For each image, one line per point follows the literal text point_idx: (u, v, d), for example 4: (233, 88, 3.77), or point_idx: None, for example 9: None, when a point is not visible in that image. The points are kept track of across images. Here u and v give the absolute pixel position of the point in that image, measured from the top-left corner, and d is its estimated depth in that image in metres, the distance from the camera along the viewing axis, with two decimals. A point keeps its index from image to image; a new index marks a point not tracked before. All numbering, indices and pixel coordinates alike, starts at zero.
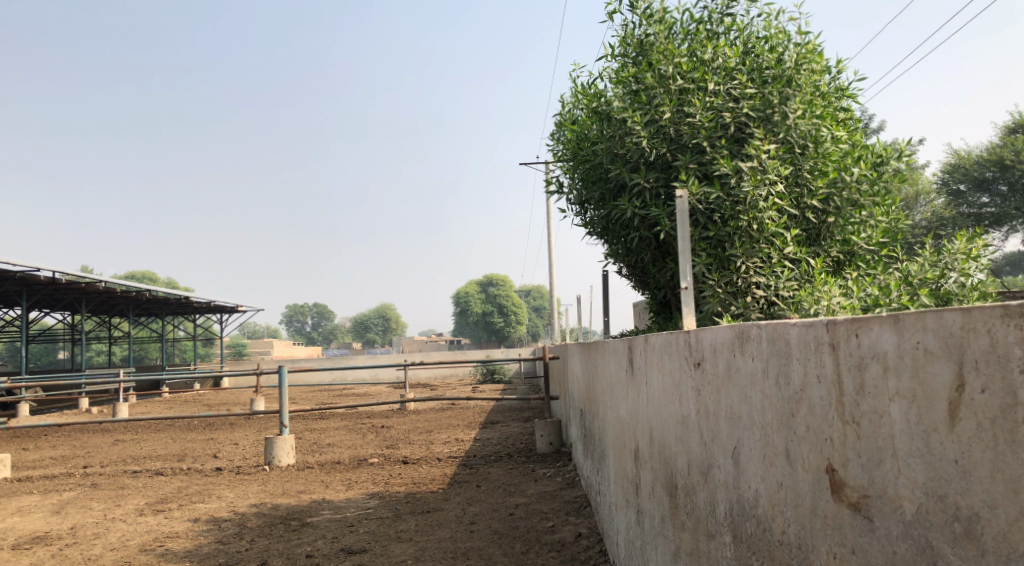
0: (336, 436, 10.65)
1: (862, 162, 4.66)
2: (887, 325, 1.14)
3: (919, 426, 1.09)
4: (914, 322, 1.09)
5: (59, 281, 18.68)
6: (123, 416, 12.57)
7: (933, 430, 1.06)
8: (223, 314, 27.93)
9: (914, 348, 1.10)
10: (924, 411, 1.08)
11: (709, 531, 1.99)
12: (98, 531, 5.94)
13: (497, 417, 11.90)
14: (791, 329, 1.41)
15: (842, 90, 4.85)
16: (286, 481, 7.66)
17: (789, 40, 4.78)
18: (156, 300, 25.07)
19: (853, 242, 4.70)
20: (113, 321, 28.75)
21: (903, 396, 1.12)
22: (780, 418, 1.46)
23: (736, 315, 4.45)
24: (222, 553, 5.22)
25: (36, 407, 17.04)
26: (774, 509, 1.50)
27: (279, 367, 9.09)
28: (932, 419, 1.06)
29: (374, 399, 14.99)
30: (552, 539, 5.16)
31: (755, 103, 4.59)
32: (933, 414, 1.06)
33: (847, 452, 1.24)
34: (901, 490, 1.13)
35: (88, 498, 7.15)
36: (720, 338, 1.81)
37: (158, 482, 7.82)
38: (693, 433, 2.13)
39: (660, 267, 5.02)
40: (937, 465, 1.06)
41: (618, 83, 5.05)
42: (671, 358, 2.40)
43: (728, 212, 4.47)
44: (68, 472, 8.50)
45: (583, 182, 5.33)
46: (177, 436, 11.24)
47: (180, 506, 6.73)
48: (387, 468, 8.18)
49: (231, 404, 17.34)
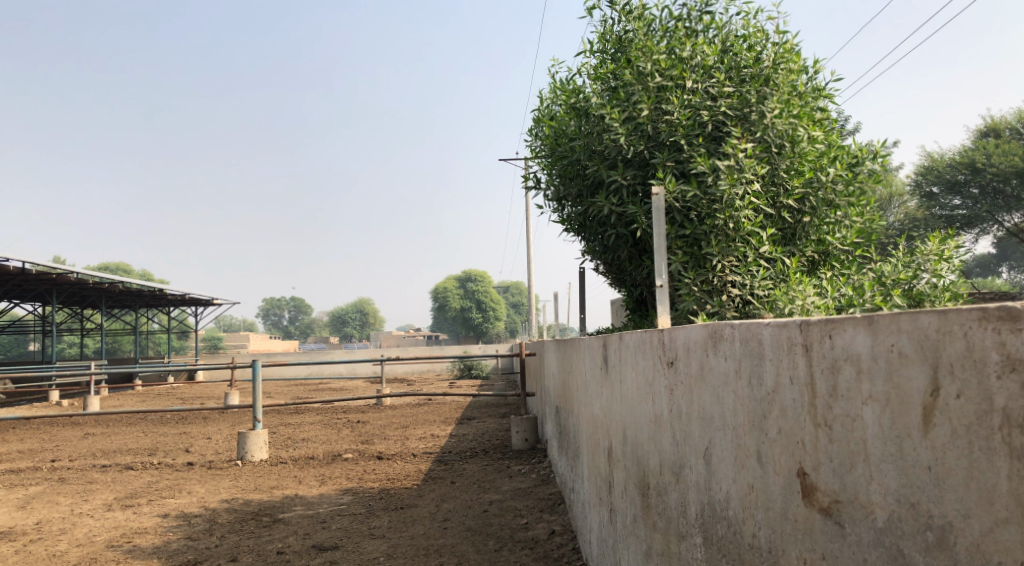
0: (311, 431, 10.56)
1: (838, 162, 4.68)
2: (861, 327, 1.12)
3: (892, 431, 1.06)
4: (888, 324, 1.07)
5: (29, 272, 18.30)
6: (93, 410, 12.38)
7: (906, 435, 1.04)
8: (197, 306, 27.58)
9: (888, 350, 1.08)
10: (896, 415, 1.06)
11: (680, 532, 1.97)
12: (63, 526, 5.82)
13: (473, 413, 11.86)
14: (764, 329, 1.39)
15: (819, 89, 4.85)
16: (258, 476, 7.57)
17: (767, 39, 4.78)
18: (129, 292, 24.73)
19: (829, 242, 4.72)
20: (85, 313, 28.29)
21: (876, 400, 1.09)
22: (752, 420, 1.44)
23: (712, 313, 4.44)
24: (191, 549, 5.13)
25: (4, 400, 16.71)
26: (745, 512, 1.47)
27: (252, 362, 8.96)
28: (905, 424, 1.04)
29: (350, 395, 14.91)
30: (525, 536, 5.13)
31: (733, 102, 4.59)
32: (906, 419, 1.04)
33: (819, 456, 1.22)
34: (874, 496, 1.10)
35: (54, 493, 7.01)
36: (693, 337, 1.78)
37: (127, 477, 7.69)
38: (666, 432, 2.10)
39: (637, 264, 5.01)
40: (910, 471, 1.04)
41: (596, 79, 5.02)
42: (644, 356, 2.37)
43: (705, 210, 4.46)
44: (34, 466, 8.35)
45: (560, 178, 5.29)
46: (148, 430, 11.07)
47: (149, 502, 6.63)
48: (361, 464, 8.12)
49: (205, 398, 17.17)
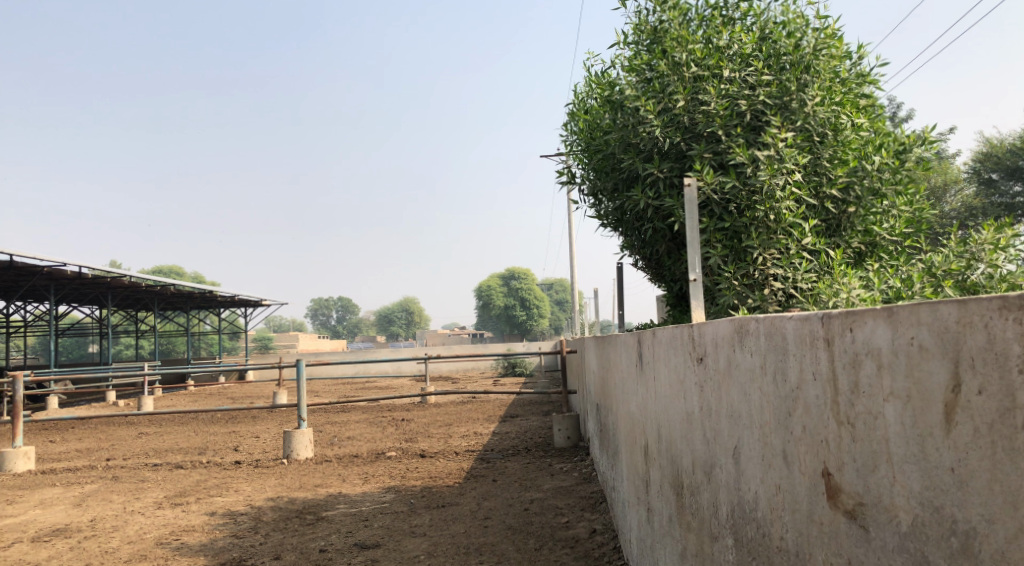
0: (356, 429, 10.68)
1: (884, 150, 4.53)
2: (880, 319, 1.06)
3: (914, 430, 1.01)
4: (908, 316, 1.01)
5: (86, 276, 18.87)
6: (146, 409, 12.71)
7: (928, 435, 0.98)
8: (247, 307, 28.12)
9: (909, 343, 1.02)
10: (918, 413, 1.00)
11: (712, 532, 1.91)
12: (116, 524, 5.98)
13: (516, 410, 11.87)
14: (787, 323, 1.33)
15: (863, 76, 4.70)
16: (304, 474, 7.68)
17: (807, 25, 4.62)
18: (181, 294, 25.38)
19: (875, 233, 4.57)
20: (140, 316, 29.07)
21: (897, 397, 1.03)
22: (777, 418, 1.38)
23: (753, 308, 4.35)
24: (236, 547, 5.22)
25: (65, 401, 17.26)
26: (773, 514, 1.42)
27: (296, 362, 9.07)
28: (926, 423, 0.99)
29: (395, 393, 15.05)
30: (565, 536, 5.09)
31: (772, 90, 4.47)
32: (928, 418, 0.98)
33: (842, 455, 1.16)
34: (897, 498, 1.04)
35: (108, 491, 7.21)
36: (721, 332, 1.72)
37: (177, 475, 7.86)
38: (697, 430, 2.04)
39: (675, 259, 4.92)
40: (933, 473, 0.98)
41: (630, 70, 4.93)
42: (676, 352, 2.32)
43: (744, 201, 4.36)
44: (90, 464, 8.60)
45: (596, 172, 5.23)
46: (199, 429, 11.31)
47: (197, 500, 6.76)
48: (404, 462, 8.17)
49: (255, 397, 17.50)
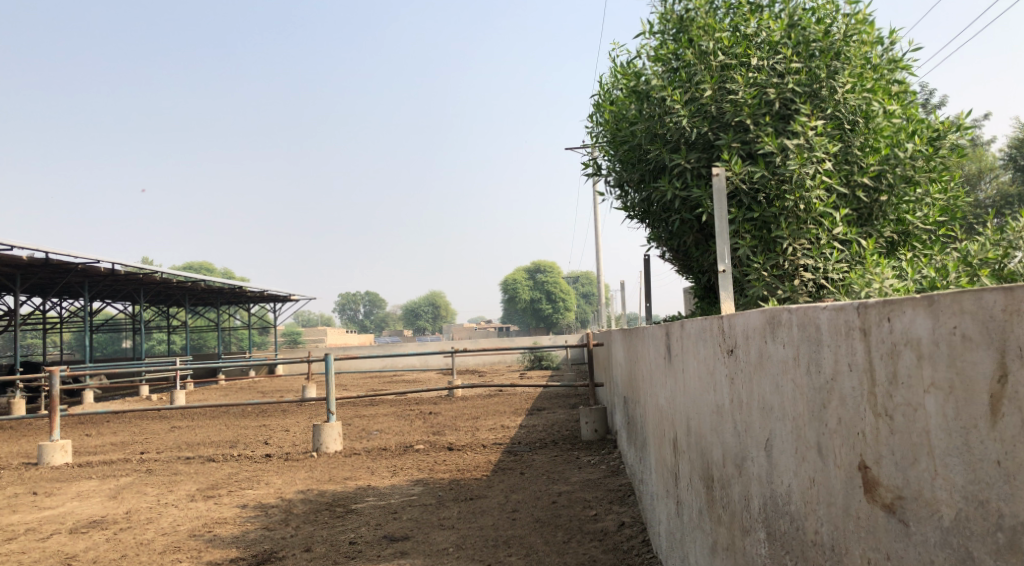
0: (384, 422, 10.76)
1: (917, 137, 4.43)
2: (921, 307, 1.03)
3: (958, 422, 0.98)
4: (950, 305, 0.98)
5: (119, 273, 19.18)
6: (179, 404, 12.90)
7: (972, 427, 0.96)
8: (276, 302, 28.41)
9: (951, 333, 0.99)
10: (962, 405, 0.97)
11: (744, 526, 1.89)
12: (151, 516, 6.07)
13: (544, 403, 11.88)
14: (821, 313, 1.30)
15: (895, 62, 4.60)
16: (333, 467, 7.75)
17: (837, 11, 4.53)
18: (212, 290, 25.73)
19: (908, 221, 4.49)
20: (171, 311, 29.49)
21: (938, 388, 1.01)
22: (811, 410, 1.35)
23: (783, 299, 4.29)
24: (268, 539, 5.28)
25: (100, 395, 17.60)
26: (807, 507, 1.39)
27: (325, 356, 9.15)
28: (971, 415, 0.96)
29: (422, 387, 15.13)
30: (594, 528, 5.08)
31: (801, 78, 4.39)
32: (972, 410, 0.96)
33: (880, 448, 1.13)
34: (939, 492, 1.02)
35: (142, 484, 7.33)
36: (752, 323, 1.69)
37: (209, 468, 7.97)
38: (728, 423, 2.01)
39: (703, 250, 4.86)
40: (978, 467, 0.95)
41: (656, 60, 4.88)
42: (706, 344, 2.28)
43: (773, 191, 4.30)
44: (125, 457, 8.75)
45: (622, 164, 5.19)
46: (231, 423, 11.45)
47: (230, 492, 6.85)
48: (432, 455, 8.20)
49: (284, 391, 17.70)
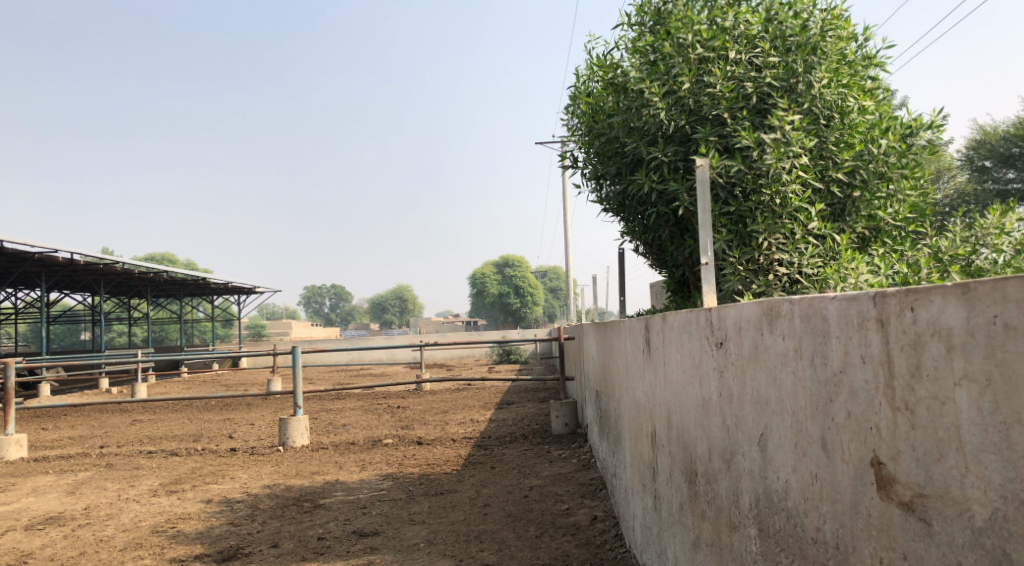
0: (351, 416, 10.62)
1: (891, 134, 4.45)
2: (954, 296, 1.02)
3: (994, 416, 0.97)
4: (988, 293, 0.98)
5: (78, 263, 18.72)
6: (139, 397, 12.62)
7: (1012, 423, 0.95)
8: (240, 295, 27.98)
9: (990, 322, 0.98)
10: (998, 399, 0.97)
11: (731, 522, 1.86)
12: (111, 512, 5.90)
13: (513, 397, 11.83)
14: (829, 303, 1.29)
15: (869, 58, 4.62)
16: (300, 462, 7.61)
17: (813, 6, 4.52)
18: (174, 282, 25.25)
19: (879, 217, 4.50)
20: (131, 303, 28.88)
21: (972, 380, 1.00)
22: (814, 405, 1.34)
23: (758, 293, 4.29)
24: (233, 535, 5.15)
25: (57, 388, 17.15)
26: (806, 504, 1.37)
27: (291, 349, 8.98)
28: (1012, 410, 0.95)
29: (391, 381, 14.98)
30: (567, 522, 5.04)
31: (778, 72, 4.39)
32: (1014, 403, 0.95)
33: (898, 443, 1.13)
34: (971, 491, 1.01)
35: (102, 479, 7.12)
36: (746, 315, 1.66)
37: (172, 463, 7.79)
38: (715, 417, 1.99)
39: (678, 244, 4.84)
40: (1019, 464, 0.95)
41: (634, 52, 4.84)
42: (691, 336, 2.25)
43: (750, 185, 4.29)
44: (83, 451, 8.51)
45: (599, 156, 5.15)
46: (193, 417, 11.21)
47: (193, 487, 6.69)
48: (401, 449, 8.11)
49: (249, 385, 17.42)
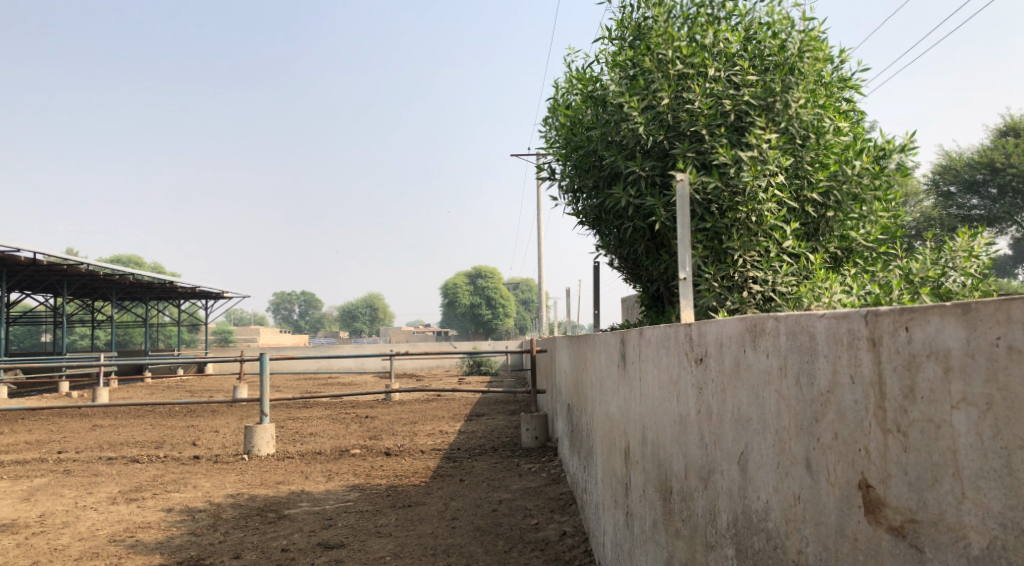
0: (319, 425, 10.47)
1: (864, 155, 4.50)
2: (952, 316, 1.01)
3: (994, 441, 0.96)
4: (989, 317, 0.96)
5: (42, 263, 18.31)
6: (101, 402, 12.32)
7: (1014, 448, 0.93)
8: (208, 299, 27.57)
9: (991, 344, 0.96)
10: (998, 423, 0.95)
11: (707, 541, 1.84)
12: (67, 520, 5.73)
13: (483, 409, 11.74)
14: (817, 322, 1.27)
15: (845, 80, 4.67)
16: (265, 471, 7.47)
17: (792, 27, 4.58)
18: (140, 286, 24.81)
19: (852, 238, 4.54)
20: (95, 306, 28.33)
21: (972, 404, 0.99)
22: (800, 424, 1.32)
23: (732, 310, 4.29)
24: (195, 545, 5.02)
25: (15, 390, 16.72)
26: (788, 526, 1.36)
27: (259, 356, 8.83)
28: (1012, 436, 0.94)
29: (360, 390, 14.82)
30: (535, 538, 4.99)
31: (756, 91, 4.43)
32: (1017, 430, 0.93)
33: (888, 466, 1.11)
34: (967, 518, 0.99)
35: (59, 486, 6.92)
36: (727, 331, 1.65)
37: (133, 470, 7.60)
38: (692, 434, 1.96)
39: (653, 258, 4.85)
40: (1021, 491, 0.92)
41: (615, 66, 4.86)
42: (668, 352, 2.23)
43: (727, 202, 4.30)
44: (40, 457, 8.28)
45: (576, 169, 5.15)
46: (157, 423, 10.98)
47: (154, 495, 6.53)
48: (369, 460, 8.00)
49: (214, 391, 17.12)
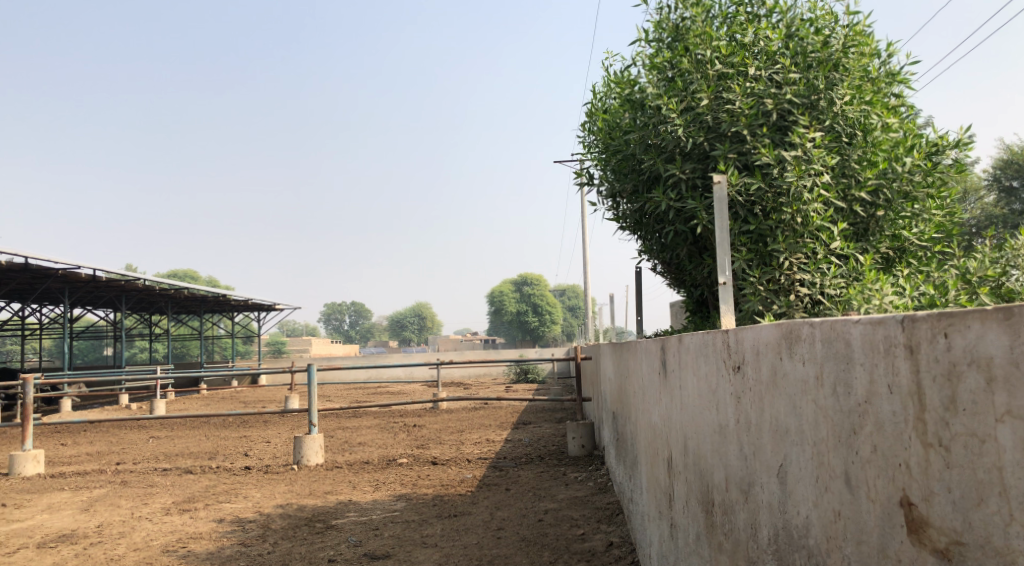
0: (368, 435, 10.55)
1: (915, 152, 4.34)
2: (994, 322, 0.94)
3: None
4: None
5: (101, 279, 18.90)
6: (158, 414, 12.63)
7: None
8: (261, 312, 28.11)
9: None
10: None
11: (748, 556, 1.76)
12: (123, 530, 5.86)
13: (530, 417, 11.69)
14: (853, 328, 1.21)
15: (893, 75, 4.53)
16: (314, 481, 7.54)
17: (835, 22, 4.46)
18: (195, 300, 25.43)
19: (904, 237, 4.37)
20: (153, 319, 29.14)
21: (1018, 417, 0.91)
22: (838, 435, 1.25)
23: (779, 314, 4.16)
24: (244, 556, 5.08)
25: (78, 404, 17.27)
26: (829, 543, 1.29)
27: (307, 368, 8.93)
28: None
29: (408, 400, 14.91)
30: (582, 548, 4.92)
31: (799, 89, 4.30)
32: None
33: (931, 482, 1.04)
34: (1015, 541, 0.92)
35: (116, 496, 7.09)
36: (764, 338, 1.58)
37: (187, 481, 7.74)
38: (732, 444, 1.89)
39: (696, 263, 4.74)
40: None
41: (652, 68, 4.78)
42: (707, 360, 2.16)
43: (770, 204, 4.20)
44: (100, 468, 8.51)
45: (615, 174, 5.08)
46: (211, 434, 11.20)
47: (206, 506, 6.64)
48: (416, 469, 8.01)
49: (266, 402, 17.42)
